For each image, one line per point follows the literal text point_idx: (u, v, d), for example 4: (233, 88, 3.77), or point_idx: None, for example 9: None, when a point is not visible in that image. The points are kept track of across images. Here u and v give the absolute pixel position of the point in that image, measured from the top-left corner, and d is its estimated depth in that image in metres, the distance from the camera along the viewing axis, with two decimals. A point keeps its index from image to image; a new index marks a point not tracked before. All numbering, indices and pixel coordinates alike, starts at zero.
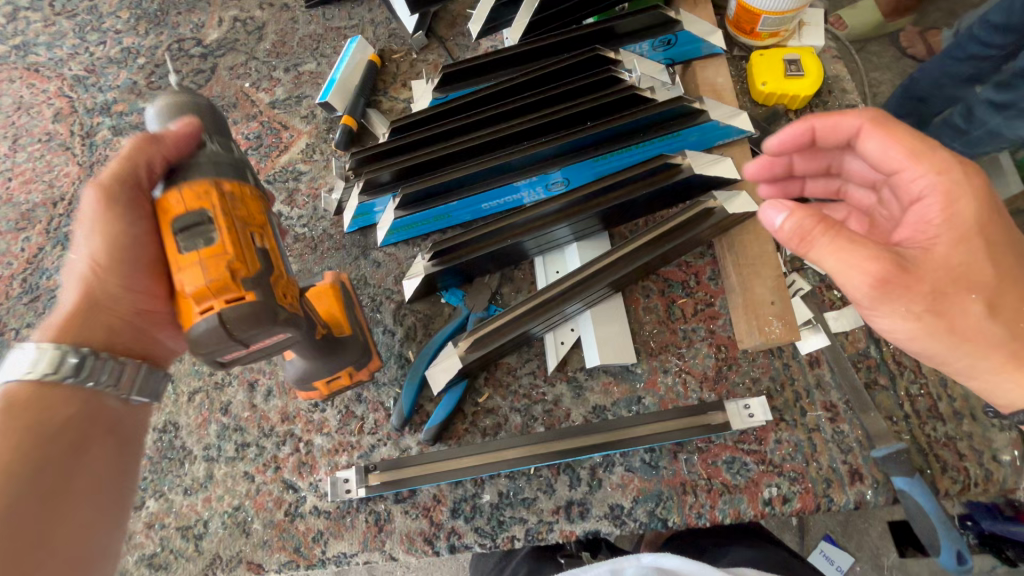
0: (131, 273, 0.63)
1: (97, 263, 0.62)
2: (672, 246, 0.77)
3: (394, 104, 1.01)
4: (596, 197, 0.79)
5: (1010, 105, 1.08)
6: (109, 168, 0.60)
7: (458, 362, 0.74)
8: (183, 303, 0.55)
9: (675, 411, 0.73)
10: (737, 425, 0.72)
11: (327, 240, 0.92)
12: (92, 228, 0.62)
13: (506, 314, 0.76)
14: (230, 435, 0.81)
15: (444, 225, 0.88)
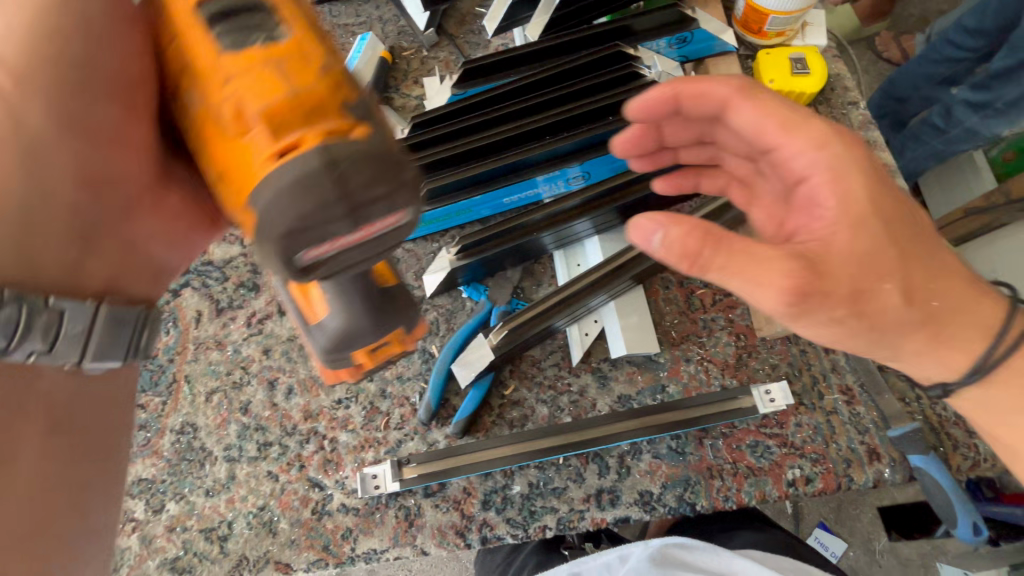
0: (86, 97, 0.46)
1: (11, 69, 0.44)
2: None
3: (406, 101, 1.01)
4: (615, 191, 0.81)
5: (984, 104, 1.20)
6: None
7: (490, 353, 0.75)
8: (242, 151, 0.41)
9: (702, 398, 0.75)
10: (761, 409, 0.74)
11: None
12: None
13: (533, 310, 0.76)
14: (251, 435, 0.79)
15: (462, 221, 0.88)
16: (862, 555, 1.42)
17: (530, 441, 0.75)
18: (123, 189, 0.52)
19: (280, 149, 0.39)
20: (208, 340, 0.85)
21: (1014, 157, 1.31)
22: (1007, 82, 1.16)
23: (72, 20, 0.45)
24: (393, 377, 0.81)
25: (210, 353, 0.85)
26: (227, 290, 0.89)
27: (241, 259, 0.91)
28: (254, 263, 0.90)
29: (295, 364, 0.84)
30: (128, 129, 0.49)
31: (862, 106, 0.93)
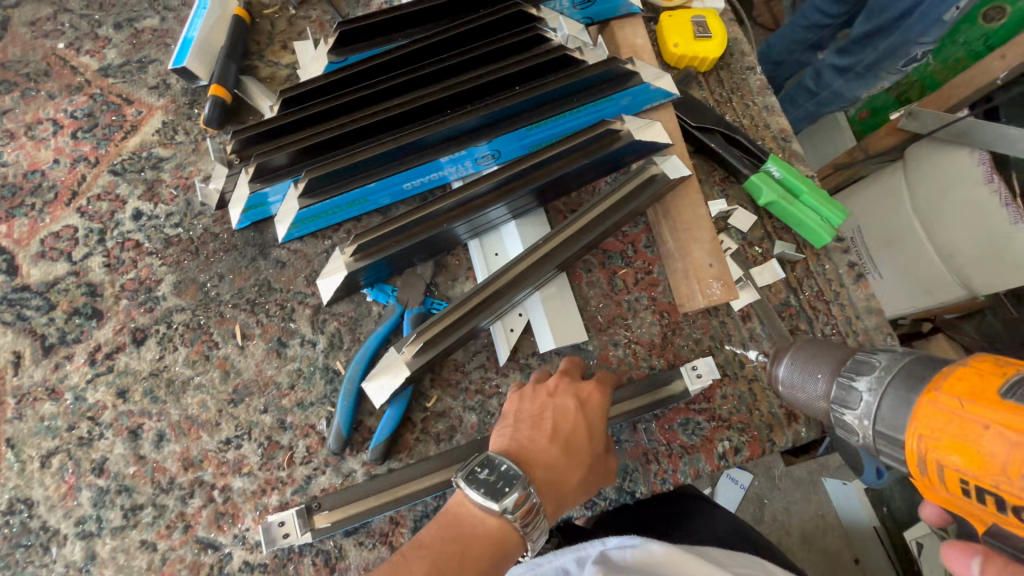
0: (549, 443, 0.64)
1: (539, 454, 0.63)
2: (612, 220, 0.74)
3: (275, 71, 0.85)
4: (532, 171, 0.72)
5: (849, 68, 1.30)
6: (559, 424, 0.65)
7: (404, 368, 0.66)
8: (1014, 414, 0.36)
9: (630, 390, 0.72)
10: (690, 389, 0.72)
11: (211, 240, 0.75)
12: (542, 431, 0.65)
13: (449, 317, 0.68)
14: (112, 500, 0.64)
15: (358, 212, 0.76)
16: (764, 482, 1.51)
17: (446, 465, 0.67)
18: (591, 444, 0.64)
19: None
20: (36, 389, 0.67)
21: (867, 116, 1.39)
22: (865, 47, 1.24)
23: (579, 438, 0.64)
24: (293, 405, 0.70)
25: (41, 406, 0.66)
26: (55, 322, 0.70)
27: (71, 280, 0.72)
28: (91, 283, 0.72)
29: (163, 404, 0.68)
30: (597, 457, 0.65)
31: (759, 71, 0.94)
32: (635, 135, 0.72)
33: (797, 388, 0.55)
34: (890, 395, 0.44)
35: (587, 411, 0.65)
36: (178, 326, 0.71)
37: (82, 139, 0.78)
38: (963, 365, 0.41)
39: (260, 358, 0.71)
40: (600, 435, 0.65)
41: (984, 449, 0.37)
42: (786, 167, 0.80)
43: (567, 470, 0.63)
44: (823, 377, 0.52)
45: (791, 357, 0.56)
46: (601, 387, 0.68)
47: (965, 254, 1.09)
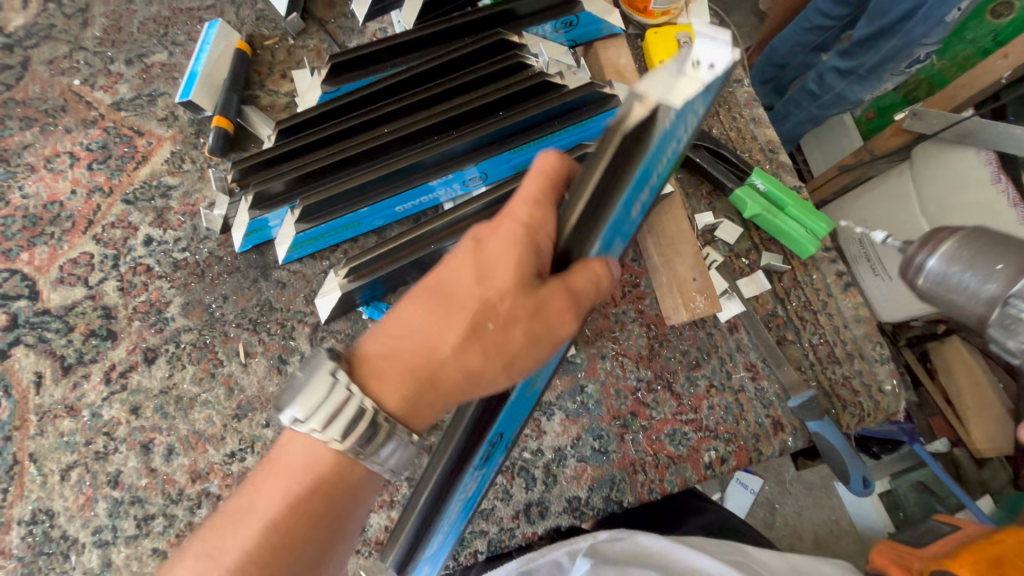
0: (418, 299, 0.49)
1: (399, 323, 0.49)
2: None
3: (275, 99, 0.89)
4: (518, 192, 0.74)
5: (851, 71, 1.21)
6: (436, 271, 0.49)
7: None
8: None
9: (569, 205, 0.45)
10: (653, 81, 0.37)
11: (215, 263, 0.79)
12: (414, 293, 0.50)
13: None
14: (126, 511, 0.68)
15: (354, 234, 0.79)
16: (775, 487, 1.46)
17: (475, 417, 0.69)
18: (479, 292, 0.47)
19: None
20: (56, 407, 0.72)
21: (874, 116, 1.39)
22: (869, 49, 1.16)
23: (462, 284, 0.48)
24: None
25: (61, 423, 0.71)
26: (74, 343, 0.75)
27: (87, 303, 0.76)
28: (106, 306, 0.77)
29: (173, 419, 0.72)
30: (497, 298, 0.46)
31: (746, 84, 0.95)
32: None
33: (948, 283, 0.52)
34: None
35: (482, 251, 0.48)
36: (186, 345, 0.76)
37: (97, 170, 0.83)
38: None
39: (262, 374, 0.75)
40: (501, 269, 0.46)
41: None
42: (771, 179, 0.82)
43: (439, 330, 0.47)
44: (1005, 265, 0.48)
45: (954, 247, 0.52)
46: (510, 218, 0.47)
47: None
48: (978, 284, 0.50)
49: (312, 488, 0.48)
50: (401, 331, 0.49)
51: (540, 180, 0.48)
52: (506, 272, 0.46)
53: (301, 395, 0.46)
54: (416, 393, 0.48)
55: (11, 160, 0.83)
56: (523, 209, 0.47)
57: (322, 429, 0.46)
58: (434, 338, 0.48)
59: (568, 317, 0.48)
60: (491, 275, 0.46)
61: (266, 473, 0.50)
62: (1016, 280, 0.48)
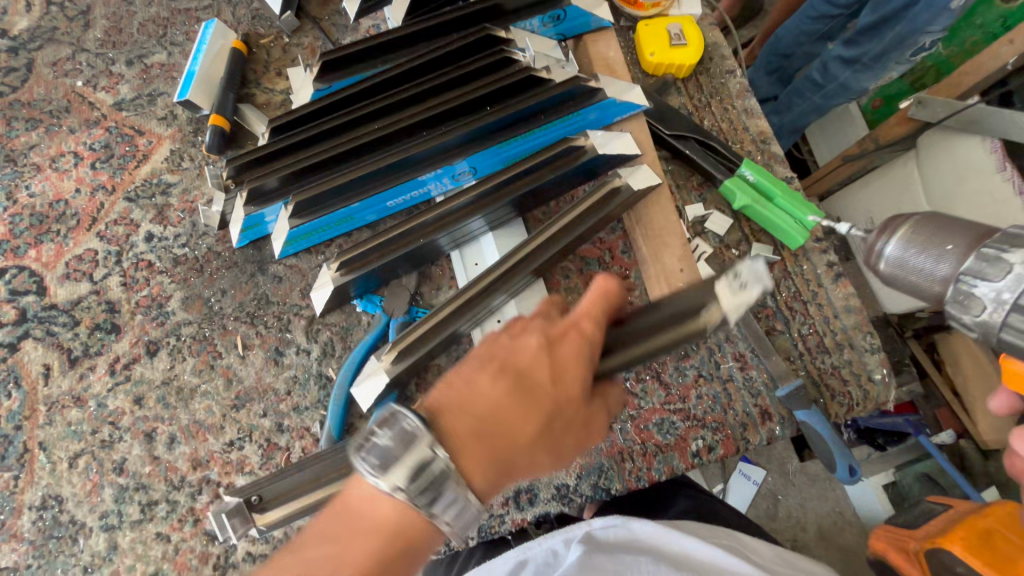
0: (498, 379, 0.51)
1: (483, 399, 0.50)
2: (586, 227, 0.75)
3: (271, 97, 0.91)
4: (507, 184, 0.74)
5: (854, 60, 1.18)
6: (519, 350, 0.53)
7: (384, 376, 0.70)
8: None
9: (611, 345, 0.55)
10: (721, 294, 0.48)
11: (214, 259, 0.82)
12: (488, 368, 0.52)
13: (428, 322, 0.71)
14: (131, 496, 0.71)
15: (347, 229, 0.81)
16: (778, 479, 1.43)
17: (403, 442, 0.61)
18: (553, 389, 0.51)
19: None
20: (64, 398, 0.75)
21: (882, 104, 1.37)
22: (874, 37, 1.14)
23: (542, 380, 0.51)
24: (289, 409, 0.75)
25: (68, 413, 0.74)
26: (79, 336, 0.78)
27: (92, 298, 0.79)
28: (109, 301, 0.79)
29: (174, 409, 0.75)
30: (568, 398, 0.51)
31: (738, 74, 0.95)
32: (600, 150, 0.74)
33: (906, 267, 0.51)
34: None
35: (554, 349, 0.52)
36: (186, 338, 0.78)
37: (100, 168, 0.85)
38: None
39: (259, 366, 0.77)
40: (573, 375, 0.51)
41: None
42: (760, 170, 0.82)
43: (518, 417, 0.50)
44: (955, 246, 0.48)
45: (907, 231, 0.51)
46: (581, 324, 0.53)
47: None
48: (938, 266, 0.48)
49: (402, 545, 0.48)
50: (483, 404, 0.50)
51: (607, 300, 0.55)
52: (576, 376, 0.51)
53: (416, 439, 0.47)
54: (494, 473, 0.49)
55: (18, 160, 0.86)
56: (596, 320, 0.53)
57: (405, 487, 0.46)
58: (518, 425, 0.50)
59: (604, 423, 0.56)
60: (568, 378, 0.51)
61: (345, 526, 0.48)
62: (965, 259, 0.47)
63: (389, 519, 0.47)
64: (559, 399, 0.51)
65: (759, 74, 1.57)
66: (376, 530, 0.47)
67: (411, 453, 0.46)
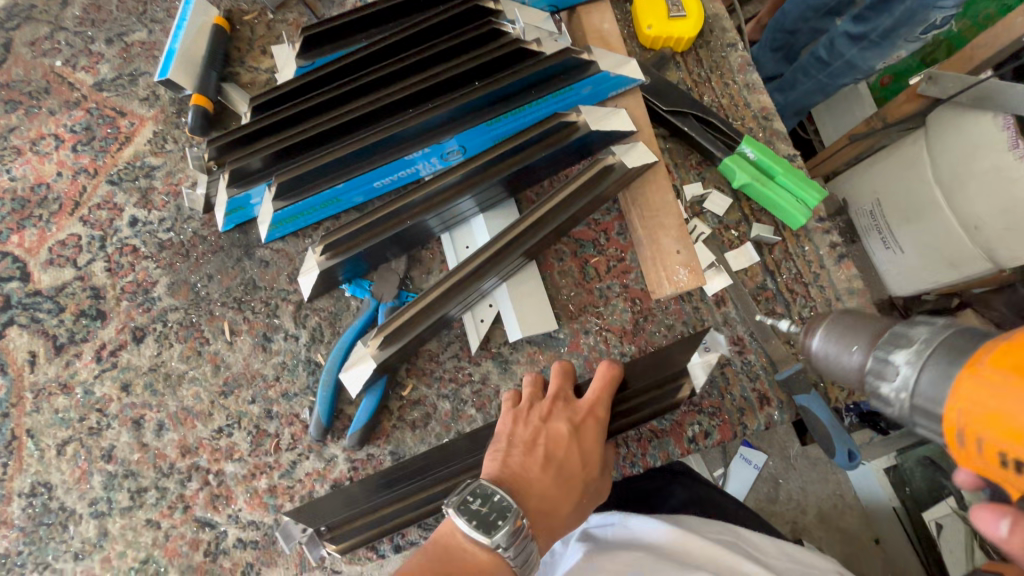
0: (545, 462, 0.64)
1: (536, 480, 0.63)
2: (579, 207, 0.73)
3: (255, 76, 0.88)
4: (497, 162, 0.71)
5: (863, 36, 1.12)
6: (557, 432, 0.66)
7: (371, 362, 0.68)
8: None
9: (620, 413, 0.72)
10: (693, 361, 0.72)
11: (200, 243, 0.80)
12: (533, 453, 0.64)
13: (414, 307, 0.70)
14: (120, 483, 0.71)
15: (334, 211, 0.78)
16: (779, 462, 1.42)
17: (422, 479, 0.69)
18: (583, 480, 0.66)
19: None
20: (50, 384, 0.74)
21: (891, 81, 1.32)
22: (883, 12, 1.07)
23: (576, 465, 0.65)
24: (278, 395, 0.74)
25: (55, 400, 0.73)
26: (64, 323, 0.76)
27: (77, 284, 0.78)
28: (94, 287, 0.78)
29: (162, 396, 0.74)
30: (593, 483, 0.67)
31: (740, 47, 0.91)
32: (593, 126, 0.71)
33: (828, 362, 0.48)
34: (931, 368, 0.39)
35: (580, 439, 0.66)
36: (173, 324, 0.77)
37: (82, 152, 0.83)
38: (1007, 339, 0.36)
39: (247, 352, 0.76)
40: (594, 458, 0.67)
41: (1021, 418, 0.33)
42: (761, 148, 0.79)
43: (562, 500, 0.63)
44: (860, 347, 0.45)
45: (825, 328, 0.48)
46: (594, 411, 0.68)
47: (989, 224, 1.01)
48: (849, 361, 0.45)
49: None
50: (536, 486, 0.62)
51: (611, 386, 0.69)
52: (595, 457, 0.67)
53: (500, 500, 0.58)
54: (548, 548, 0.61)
55: None
56: (604, 407, 0.69)
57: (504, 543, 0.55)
58: (564, 503, 0.63)
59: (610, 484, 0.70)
60: (593, 460, 0.67)
61: (448, 563, 0.56)
62: (870, 357, 0.44)
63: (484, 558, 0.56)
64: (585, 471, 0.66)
65: (764, 51, 1.51)
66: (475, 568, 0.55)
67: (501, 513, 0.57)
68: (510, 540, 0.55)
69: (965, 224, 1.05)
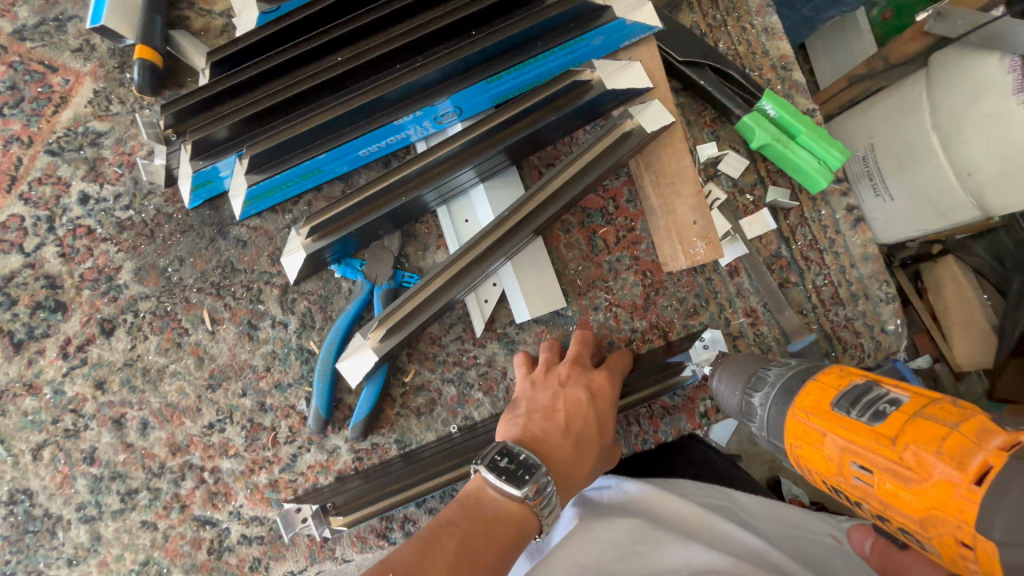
0: (564, 428, 0.62)
1: (560, 443, 0.61)
2: (593, 177, 0.66)
3: (209, 21, 0.75)
4: (501, 128, 0.63)
5: None
6: (574, 399, 0.64)
7: (372, 355, 0.63)
8: (835, 417, 0.49)
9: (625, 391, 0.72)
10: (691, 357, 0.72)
11: (165, 222, 0.71)
12: (551, 418, 0.63)
13: (419, 295, 0.64)
14: (108, 486, 0.66)
15: (315, 183, 0.70)
16: None
17: (434, 460, 0.68)
18: (602, 449, 0.64)
19: (946, 449, 0.40)
20: (14, 385, 0.67)
21: (892, 17, 1.16)
22: None
23: (596, 431, 0.64)
24: (271, 387, 0.69)
25: (22, 402, 0.67)
26: (20, 317, 0.69)
27: (27, 273, 0.69)
28: (48, 275, 0.69)
29: (142, 392, 0.68)
30: (609, 454, 0.65)
31: None
32: (609, 85, 0.63)
33: (721, 395, 0.65)
34: (773, 409, 0.56)
35: (596, 405, 0.64)
36: (144, 314, 0.70)
37: (11, 117, 0.72)
38: (814, 381, 0.54)
39: (232, 342, 0.70)
40: (611, 425, 0.65)
41: (813, 451, 0.50)
42: (782, 104, 0.72)
43: (578, 464, 0.61)
44: (737, 389, 0.62)
45: (720, 369, 0.67)
46: (610, 377, 0.66)
47: (984, 170, 0.85)
48: (733, 398, 0.63)
49: (518, 535, 0.52)
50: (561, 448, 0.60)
51: (623, 369, 0.68)
52: (612, 425, 0.65)
53: (524, 455, 0.57)
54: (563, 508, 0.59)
55: None
56: (618, 381, 0.67)
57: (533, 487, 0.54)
58: (580, 467, 0.61)
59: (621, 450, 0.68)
60: (610, 430, 0.65)
61: (478, 512, 0.53)
62: (748, 391, 0.61)
63: (509, 504, 0.54)
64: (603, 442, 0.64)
65: None
66: (499, 519, 0.53)
67: (523, 461, 0.56)
68: (539, 489, 0.54)
69: (957, 172, 0.89)
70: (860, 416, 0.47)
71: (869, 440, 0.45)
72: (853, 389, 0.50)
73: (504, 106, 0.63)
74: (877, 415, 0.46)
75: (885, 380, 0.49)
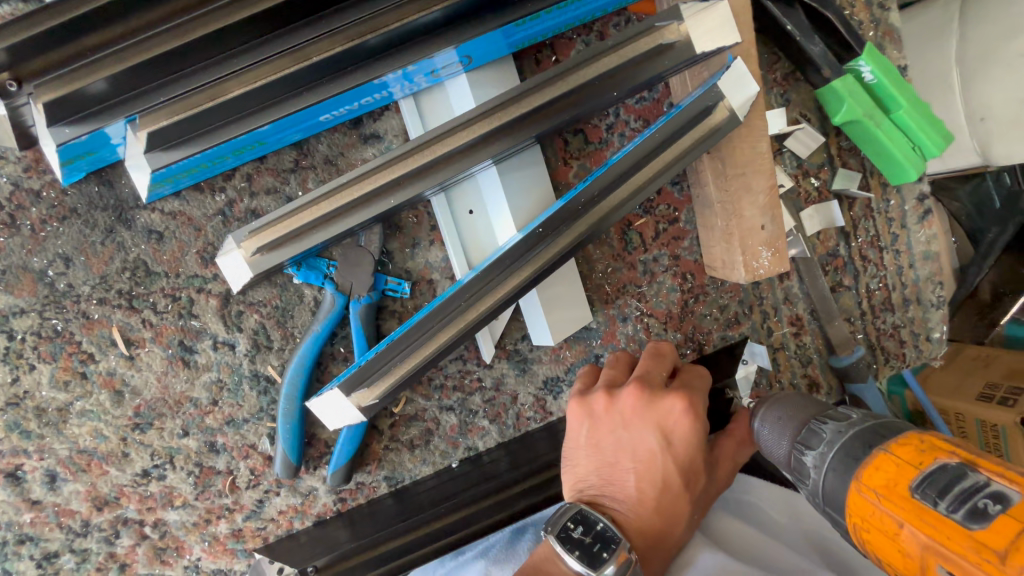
0: (632, 481, 0.50)
1: (637, 503, 0.49)
2: (656, 185, 0.49)
3: None
4: (539, 107, 0.45)
5: None
6: (645, 446, 0.50)
7: (358, 413, 0.47)
8: (917, 508, 0.34)
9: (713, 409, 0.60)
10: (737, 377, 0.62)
11: (31, 203, 0.49)
12: (614, 471, 0.51)
13: (431, 345, 0.48)
14: (16, 551, 0.52)
15: (256, 155, 0.49)
16: None
17: (434, 507, 0.56)
18: (693, 495, 0.51)
19: None
20: None
21: None
22: None
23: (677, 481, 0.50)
24: (221, 424, 0.54)
25: None
26: None
27: None
28: None
29: (42, 437, 0.52)
30: (706, 495, 0.52)
31: None
32: (697, 47, 0.46)
33: (760, 438, 0.50)
34: (833, 476, 0.41)
35: (674, 452, 0.50)
36: (23, 336, 0.50)
37: None
38: (884, 453, 0.39)
39: (160, 369, 0.53)
40: (698, 465, 0.51)
41: (883, 545, 0.36)
42: (885, 67, 0.56)
43: (669, 525, 0.49)
44: (787, 439, 0.47)
45: (764, 411, 0.51)
46: (693, 405, 0.50)
47: (999, 114, 0.61)
48: (780, 445, 0.47)
49: None
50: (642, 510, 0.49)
51: (700, 393, 0.51)
52: (700, 464, 0.51)
53: (594, 519, 0.46)
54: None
55: None
56: (703, 406, 0.51)
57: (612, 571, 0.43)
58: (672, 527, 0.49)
59: (728, 474, 0.55)
60: (700, 471, 0.51)
61: None
62: (800, 445, 0.45)
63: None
64: (693, 488, 0.51)
65: None
66: None
67: (597, 532, 0.45)
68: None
69: (968, 113, 0.65)
70: (951, 512, 0.33)
71: (968, 550, 0.31)
72: (938, 468, 0.35)
73: (551, 75, 0.45)
74: (976, 515, 0.32)
75: (984, 461, 0.35)
